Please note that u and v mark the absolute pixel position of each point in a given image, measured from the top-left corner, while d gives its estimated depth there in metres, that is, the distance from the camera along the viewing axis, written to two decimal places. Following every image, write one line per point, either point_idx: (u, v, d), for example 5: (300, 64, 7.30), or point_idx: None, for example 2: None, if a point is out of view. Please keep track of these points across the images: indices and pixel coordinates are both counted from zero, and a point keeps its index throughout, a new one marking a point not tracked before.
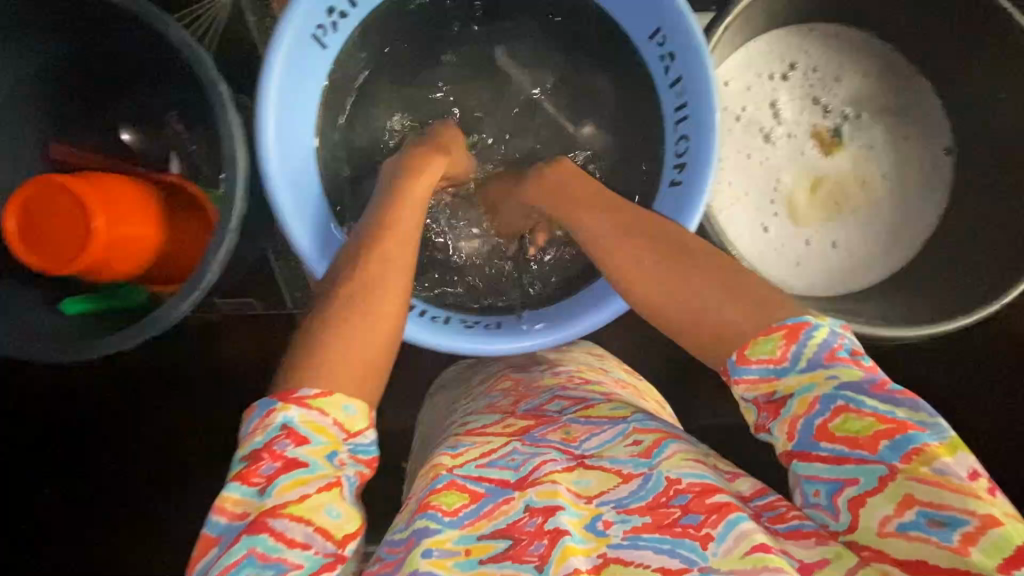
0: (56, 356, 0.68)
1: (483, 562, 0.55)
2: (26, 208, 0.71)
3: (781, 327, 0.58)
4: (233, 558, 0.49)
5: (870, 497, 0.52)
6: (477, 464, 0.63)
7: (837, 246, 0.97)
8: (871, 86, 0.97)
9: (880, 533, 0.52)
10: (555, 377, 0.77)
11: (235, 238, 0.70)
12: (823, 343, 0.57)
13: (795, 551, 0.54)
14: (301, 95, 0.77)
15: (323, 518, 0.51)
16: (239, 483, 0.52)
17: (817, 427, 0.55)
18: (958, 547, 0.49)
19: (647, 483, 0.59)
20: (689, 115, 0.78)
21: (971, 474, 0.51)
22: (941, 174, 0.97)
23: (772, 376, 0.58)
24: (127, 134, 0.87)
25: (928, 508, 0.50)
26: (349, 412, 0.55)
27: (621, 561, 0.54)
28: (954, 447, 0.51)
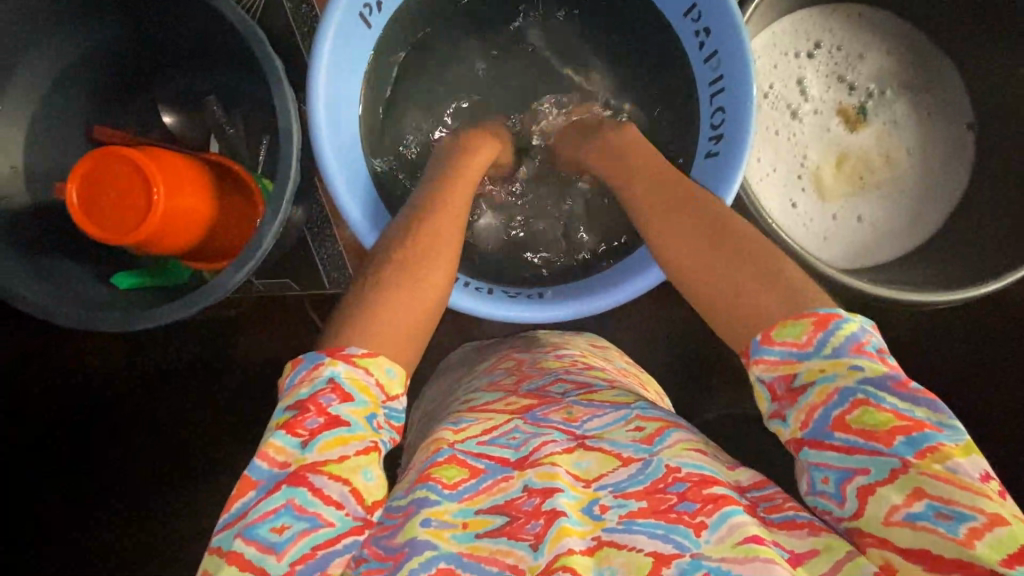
0: (115, 323, 0.59)
1: (480, 537, 0.45)
2: (96, 183, 0.58)
3: (815, 311, 0.44)
4: (271, 505, 0.43)
5: (881, 487, 0.40)
6: (480, 440, 0.52)
7: (863, 225, 0.78)
8: (901, 60, 0.78)
9: (885, 521, 0.40)
10: (558, 361, 0.67)
11: (289, 211, 0.60)
12: (851, 335, 0.43)
13: (784, 539, 0.43)
14: (354, 62, 0.66)
15: (359, 480, 0.45)
16: (284, 431, 0.45)
17: (835, 418, 0.42)
18: (967, 539, 0.38)
19: (647, 467, 0.47)
20: (723, 88, 0.64)
21: (984, 478, 0.40)
22: (962, 156, 0.78)
23: (794, 360, 0.44)
24: (169, 116, 0.75)
25: (939, 501, 0.39)
26: (391, 376, 0.48)
27: (614, 545, 0.44)
28: (968, 449, 0.40)
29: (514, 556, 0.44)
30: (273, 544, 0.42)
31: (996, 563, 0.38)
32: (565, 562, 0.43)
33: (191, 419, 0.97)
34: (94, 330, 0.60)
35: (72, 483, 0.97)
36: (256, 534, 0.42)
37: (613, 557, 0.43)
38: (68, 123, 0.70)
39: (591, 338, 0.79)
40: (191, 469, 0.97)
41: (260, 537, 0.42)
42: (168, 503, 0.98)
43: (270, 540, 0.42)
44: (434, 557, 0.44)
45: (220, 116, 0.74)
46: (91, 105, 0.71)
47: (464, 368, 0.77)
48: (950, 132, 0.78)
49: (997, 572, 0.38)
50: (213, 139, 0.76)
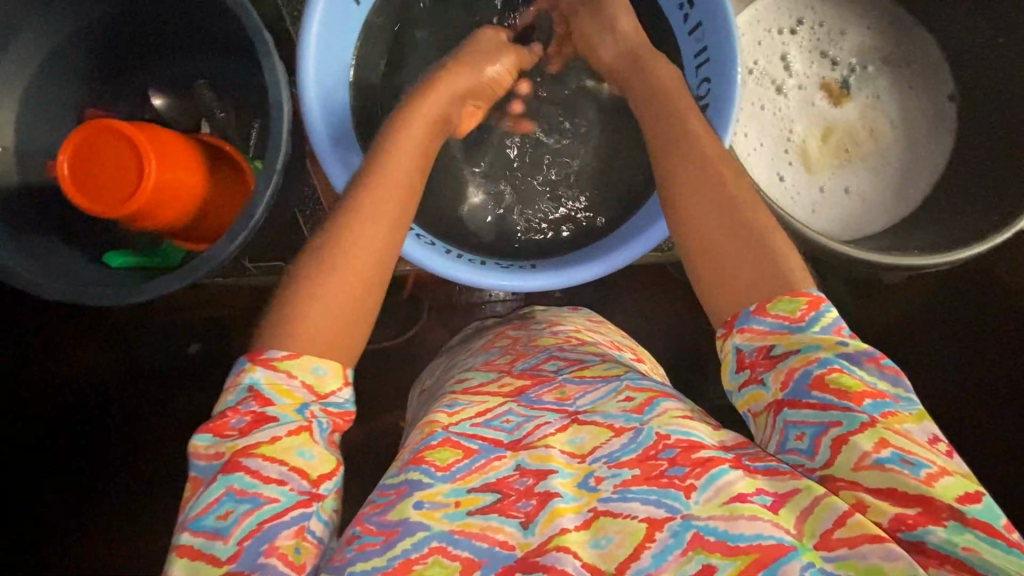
0: (108, 300, 0.59)
1: (472, 514, 0.44)
2: (87, 157, 0.58)
3: (809, 293, 0.47)
4: (212, 496, 0.43)
5: (853, 436, 0.41)
6: (473, 423, 0.51)
7: (850, 197, 0.79)
8: (881, 36, 0.80)
9: (855, 466, 0.40)
10: (553, 337, 0.67)
11: (280, 182, 0.60)
12: (835, 319, 0.46)
13: (767, 484, 0.42)
14: (340, 35, 0.67)
15: (295, 459, 0.45)
16: (211, 433, 0.46)
17: (814, 377, 0.43)
18: (926, 480, 0.39)
19: (639, 435, 0.47)
20: (709, 58, 0.65)
21: (934, 441, 0.41)
22: (945, 125, 0.79)
23: (784, 331, 0.46)
24: (158, 97, 0.74)
25: (902, 450, 0.40)
26: (319, 374, 0.48)
27: (610, 514, 0.43)
28: (920, 417, 0.42)
29: (504, 532, 0.43)
30: (219, 530, 0.42)
31: (952, 501, 0.38)
32: (558, 541, 0.42)
33: (191, 409, 0.97)
34: (88, 303, 0.60)
35: (73, 479, 0.97)
36: (203, 525, 0.42)
37: (609, 526, 0.42)
38: (60, 109, 0.70)
39: (587, 313, 0.79)
40: (192, 461, 0.97)
41: (207, 526, 0.42)
42: (170, 496, 0.97)
43: (216, 526, 0.42)
44: (426, 536, 0.43)
45: (212, 100, 0.74)
46: (83, 91, 0.72)
47: (458, 348, 0.78)
48: (931, 104, 0.80)
49: (953, 510, 0.38)
50: (202, 124, 0.75)
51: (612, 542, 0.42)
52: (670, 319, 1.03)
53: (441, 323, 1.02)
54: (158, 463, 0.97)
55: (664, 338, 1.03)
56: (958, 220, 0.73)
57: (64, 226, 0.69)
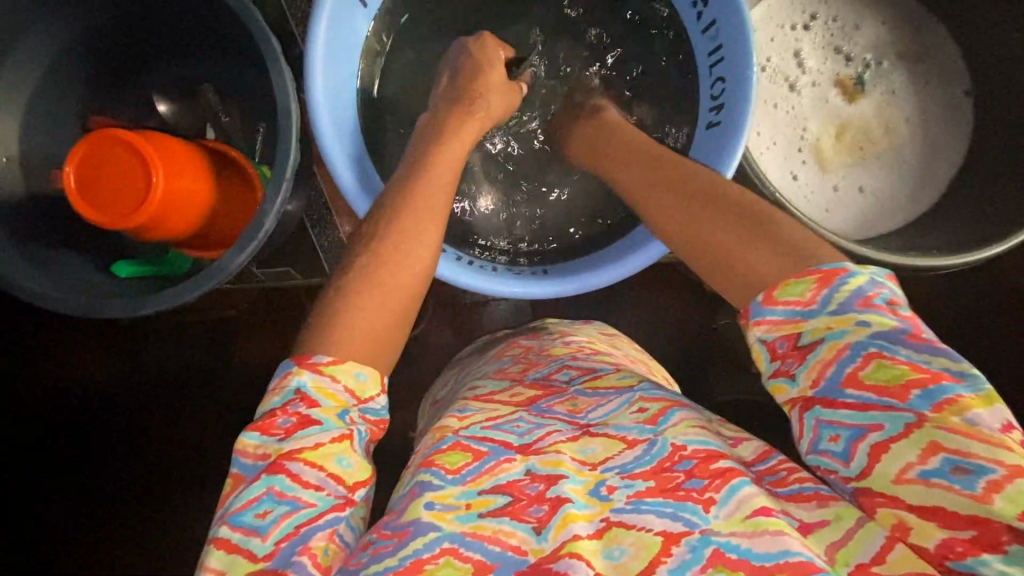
0: (118, 311, 0.59)
1: (483, 517, 0.44)
2: (93, 167, 0.58)
3: (818, 269, 0.43)
4: (253, 493, 0.43)
5: (894, 443, 0.39)
6: (483, 427, 0.51)
7: (864, 196, 0.78)
8: (897, 30, 0.79)
9: (896, 479, 0.39)
10: (566, 347, 0.66)
11: (291, 189, 0.59)
12: (856, 290, 0.41)
13: (794, 509, 0.42)
14: (348, 38, 0.66)
15: (334, 466, 0.45)
16: (258, 431, 0.46)
17: (848, 374, 0.41)
18: (984, 496, 0.36)
19: (653, 447, 0.46)
20: (723, 57, 0.64)
21: (1006, 429, 0.37)
22: (960, 121, 0.78)
23: (798, 319, 0.43)
24: (162, 103, 0.74)
25: (956, 455, 0.37)
26: (361, 380, 0.48)
27: (624, 525, 0.42)
28: (990, 399, 0.38)
29: (517, 537, 0.43)
30: (257, 527, 0.43)
31: (1012, 520, 0.36)
32: (571, 547, 0.41)
33: (199, 413, 0.97)
34: (101, 316, 0.59)
35: (84, 483, 0.96)
36: (242, 520, 0.43)
37: (623, 536, 0.42)
38: (63, 113, 0.69)
39: (600, 326, 0.78)
40: (203, 464, 0.97)
41: (246, 522, 0.43)
42: (180, 500, 0.97)
43: (254, 524, 0.43)
44: (438, 537, 0.43)
45: (216, 104, 0.74)
46: (86, 97, 0.71)
47: (469, 361, 0.77)
48: (946, 99, 0.78)
49: (1013, 531, 0.36)
50: (208, 127, 0.75)
51: (626, 554, 0.41)
52: (679, 316, 1.02)
53: (447, 323, 1.02)
54: (167, 468, 0.97)
55: (673, 337, 1.02)
56: (972, 220, 0.72)
57: (70, 235, 0.68)
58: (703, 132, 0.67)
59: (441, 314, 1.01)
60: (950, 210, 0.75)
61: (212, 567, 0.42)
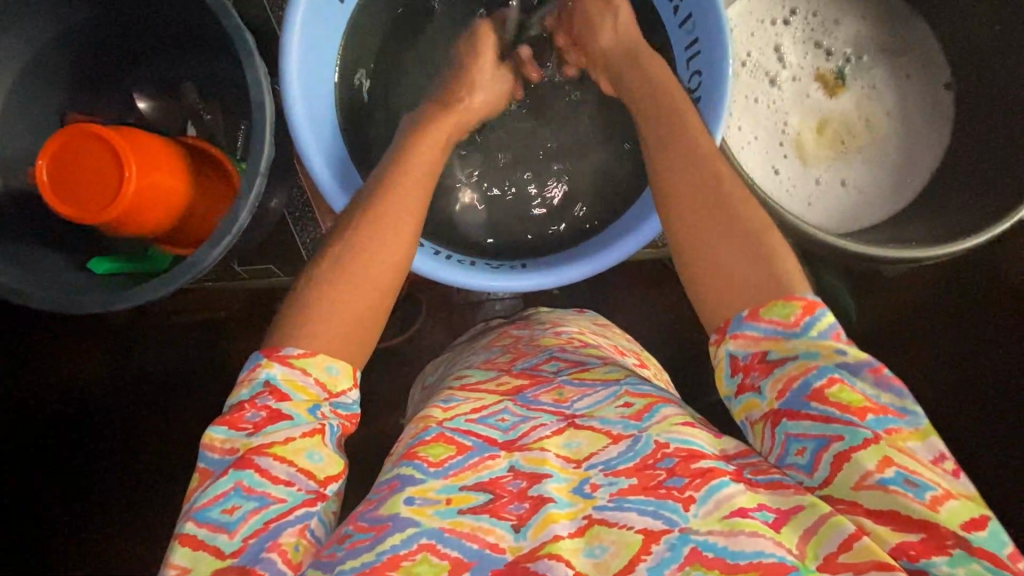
0: (92, 306, 0.59)
1: (463, 513, 0.43)
2: (65, 162, 0.58)
3: (803, 297, 0.45)
4: (219, 489, 0.43)
5: (855, 453, 0.40)
6: (468, 419, 0.51)
7: (847, 189, 0.78)
8: (877, 25, 0.79)
9: (856, 485, 0.40)
10: (556, 337, 0.66)
11: (264, 184, 0.59)
12: (832, 323, 0.44)
13: (768, 500, 0.41)
14: (324, 32, 0.66)
15: (304, 461, 0.45)
16: (225, 425, 0.45)
17: (814, 390, 0.42)
18: (931, 505, 0.38)
19: (637, 443, 0.46)
20: (700, 50, 0.64)
21: (939, 459, 0.40)
22: (942, 113, 0.78)
23: (780, 337, 0.45)
24: (143, 100, 0.73)
25: (906, 470, 0.39)
26: (333, 373, 0.48)
27: (606, 523, 0.41)
28: (927, 432, 0.40)
29: (495, 534, 0.42)
30: (224, 524, 0.42)
31: (957, 528, 0.37)
32: (550, 548, 0.41)
33: (190, 413, 0.96)
34: (78, 311, 0.59)
35: (71, 486, 0.96)
36: (208, 516, 0.42)
37: (604, 534, 0.41)
38: (46, 112, 0.70)
39: (592, 316, 0.78)
40: (191, 465, 0.96)
41: (212, 518, 0.42)
42: (170, 502, 0.96)
43: (220, 520, 0.42)
44: (416, 533, 0.42)
45: (197, 102, 0.74)
46: (66, 95, 0.71)
47: (464, 345, 0.77)
48: (928, 92, 0.79)
49: (959, 537, 0.37)
50: (189, 125, 0.74)
51: (607, 552, 0.40)
52: (669, 313, 1.02)
53: (438, 320, 1.01)
54: (155, 470, 0.96)
55: (665, 332, 1.02)
56: (955, 212, 0.72)
57: (49, 233, 0.68)
58: None
59: (430, 313, 1.01)
60: (935, 201, 0.75)
61: (177, 564, 0.42)
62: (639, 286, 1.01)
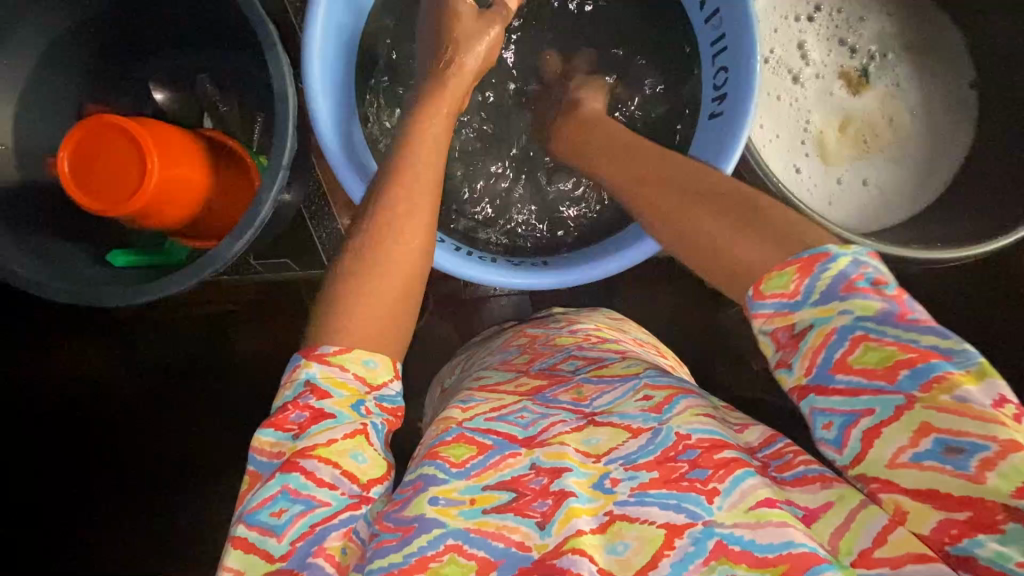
0: (115, 300, 0.58)
1: (488, 512, 0.43)
2: (87, 155, 0.57)
3: (798, 259, 0.40)
4: (268, 492, 0.43)
5: (886, 427, 0.36)
6: (487, 418, 0.50)
7: (869, 189, 0.77)
8: (901, 22, 0.78)
9: (890, 463, 0.36)
10: (572, 336, 0.65)
11: (287, 177, 0.58)
12: (839, 274, 0.38)
13: (797, 496, 0.41)
14: (347, 24, 0.65)
15: (349, 463, 0.45)
16: (272, 428, 0.46)
17: (835, 359, 0.38)
18: (976, 474, 0.34)
19: (657, 436, 0.45)
20: (726, 47, 0.64)
21: (999, 404, 0.34)
22: (963, 112, 0.77)
23: (788, 312, 0.40)
24: (159, 92, 0.73)
25: (946, 435, 0.35)
26: (371, 366, 0.48)
27: (627, 518, 0.42)
28: (983, 374, 0.35)
29: (520, 532, 0.42)
30: (273, 527, 0.42)
31: (1007, 499, 0.33)
32: (574, 543, 0.41)
33: (198, 411, 0.96)
34: (92, 303, 0.58)
35: (78, 484, 0.95)
36: (258, 519, 0.42)
37: (625, 531, 0.41)
38: (60, 105, 0.69)
39: (607, 312, 0.77)
40: (201, 462, 0.96)
41: (262, 521, 0.42)
42: (177, 502, 0.96)
43: (270, 523, 0.42)
44: (441, 534, 0.42)
45: (213, 94, 0.73)
46: (79, 86, 0.70)
47: (477, 348, 0.77)
48: (953, 90, 0.78)
49: (1008, 510, 0.34)
50: (205, 118, 0.74)
51: (630, 548, 0.40)
52: (682, 313, 1.01)
53: (449, 318, 1.01)
54: (161, 466, 0.96)
55: (676, 332, 1.01)
56: (979, 213, 0.71)
57: (66, 225, 0.67)
58: (705, 122, 0.66)
59: (441, 310, 1.01)
60: (957, 203, 0.74)
61: (231, 566, 0.42)
62: (651, 284, 1.01)
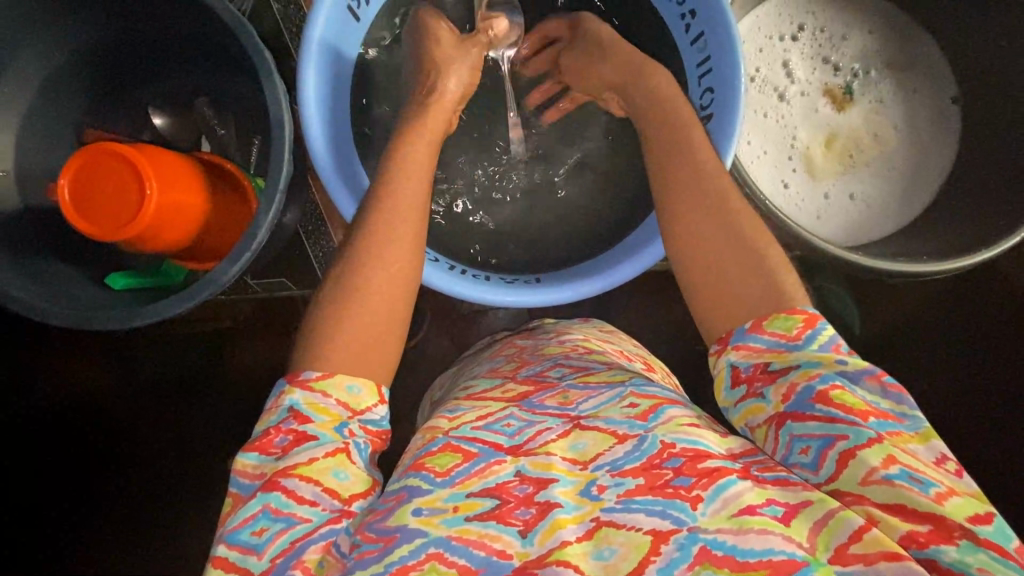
0: (117, 324, 0.59)
1: (470, 520, 0.43)
2: (86, 181, 0.58)
3: (805, 310, 0.47)
4: (249, 512, 0.44)
5: (860, 450, 0.41)
6: (474, 426, 0.51)
7: (855, 203, 0.78)
8: (883, 40, 0.80)
9: (863, 481, 0.41)
10: (560, 346, 0.67)
11: (283, 202, 0.60)
12: (831, 337, 0.47)
13: (777, 495, 0.42)
14: (341, 49, 0.67)
15: (330, 480, 0.46)
16: (255, 451, 0.47)
17: (817, 392, 0.43)
18: (935, 499, 0.39)
19: (642, 443, 0.46)
20: (711, 68, 0.65)
21: (941, 461, 0.41)
22: (947, 127, 0.79)
23: (781, 350, 0.47)
24: (158, 117, 0.75)
25: (910, 467, 0.40)
26: (354, 392, 0.49)
27: (614, 525, 0.42)
28: (929, 436, 0.42)
29: (502, 541, 0.42)
30: (253, 546, 0.43)
31: (963, 520, 0.38)
32: (558, 555, 0.41)
33: (197, 427, 0.96)
34: (95, 327, 0.59)
35: (78, 498, 0.96)
36: (239, 539, 0.43)
37: (613, 536, 0.42)
38: (61, 130, 0.70)
39: (599, 324, 0.78)
40: (199, 478, 0.96)
41: (242, 541, 0.43)
42: (177, 516, 0.96)
43: (250, 542, 0.43)
44: (423, 543, 0.42)
45: (210, 116, 0.75)
46: (79, 111, 0.71)
47: (468, 361, 0.78)
48: (935, 105, 0.79)
49: (965, 529, 0.38)
50: (203, 140, 0.76)
51: (616, 554, 0.41)
52: (675, 324, 1.02)
53: (447, 332, 1.02)
54: (160, 482, 0.96)
55: (671, 343, 1.03)
56: (962, 226, 0.72)
57: (67, 248, 0.68)
58: None
59: (439, 325, 1.02)
60: (941, 216, 0.76)
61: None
62: (645, 297, 1.02)
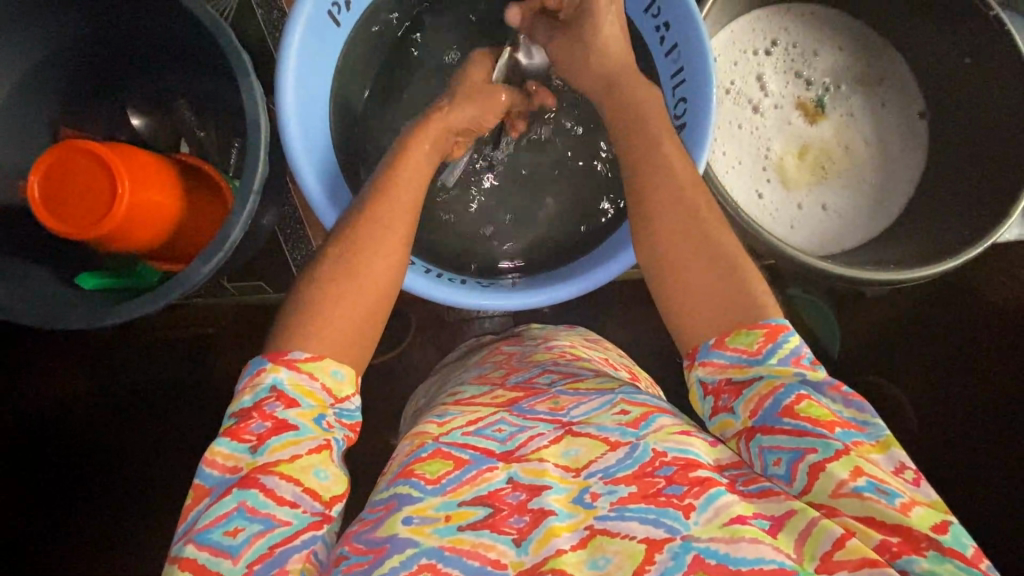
0: (85, 321, 0.58)
1: (463, 530, 0.44)
2: (58, 177, 0.58)
3: (768, 322, 0.48)
4: (222, 509, 0.43)
5: (829, 463, 0.42)
6: (464, 432, 0.51)
7: (828, 214, 0.80)
8: (854, 55, 0.82)
9: (833, 494, 0.41)
10: (548, 352, 0.67)
11: (256, 203, 0.60)
12: (794, 349, 0.47)
13: (763, 508, 0.42)
14: (323, 52, 0.67)
15: (312, 479, 0.45)
16: (229, 438, 0.46)
17: (784, 406, 0.44)
18: (901, 510, 0.40)
19: (635, 451, 0.46)
20: (684, 79, 0.66)
21: (900, 470, 0.42)
22: (917, 140, 0.81)
23: (743, 364, 0.48)
24: (137, 118, 0.76)
25: (875, 478, 0.41)
26: (338, 378, 0.49)
27: (607, 533, 0.42)
28: (888, 444, 0.43)
29: (496, 550, 0.43)
30: (228, 548, 0.42)
31: (928, 530, 0.39)
32: (554, 563, 0.41)
33: (171, 430, 0.95)
34: (63, 324, 0.59)
35: (46, 501, 0.94)
36: (209, 539, 0.42)
37: (607, 544, 0.42)
38: (36, 127, 0.70)
39: (582, 331, 0.79)
40: (170, 486, 0.95)
41: (214, 541, 0.42)
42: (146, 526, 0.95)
43: (224, 544, 0.42)
44: (415, 553, 0.43)
45: (191, 119, 0.75)
46: (57, 109, 0.71)
47: (452, 367, 0.78)
48: (905, 119, 0.82)
49: (931, 539, 0.39)
50: (181, 142, 0.76)
51: (611, 563, 0.41)
52: (655, 329, 1.03)
53: (426, 336, 1.01)
54: (131, 485, 0.95)
55: (651, 348, 1.03)
56: (931, 235, 0.75)
57: (39, 246, 0.68)
58: None
59: (420, 328, 1.01)
60: (911, 224, 0.78)
61: None
62: (626, 306, 1.02)
